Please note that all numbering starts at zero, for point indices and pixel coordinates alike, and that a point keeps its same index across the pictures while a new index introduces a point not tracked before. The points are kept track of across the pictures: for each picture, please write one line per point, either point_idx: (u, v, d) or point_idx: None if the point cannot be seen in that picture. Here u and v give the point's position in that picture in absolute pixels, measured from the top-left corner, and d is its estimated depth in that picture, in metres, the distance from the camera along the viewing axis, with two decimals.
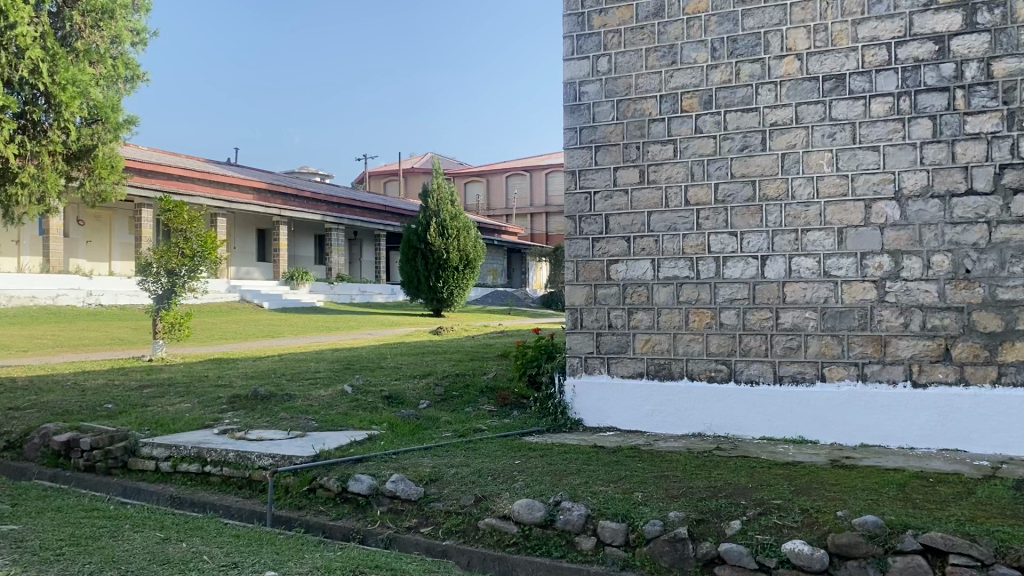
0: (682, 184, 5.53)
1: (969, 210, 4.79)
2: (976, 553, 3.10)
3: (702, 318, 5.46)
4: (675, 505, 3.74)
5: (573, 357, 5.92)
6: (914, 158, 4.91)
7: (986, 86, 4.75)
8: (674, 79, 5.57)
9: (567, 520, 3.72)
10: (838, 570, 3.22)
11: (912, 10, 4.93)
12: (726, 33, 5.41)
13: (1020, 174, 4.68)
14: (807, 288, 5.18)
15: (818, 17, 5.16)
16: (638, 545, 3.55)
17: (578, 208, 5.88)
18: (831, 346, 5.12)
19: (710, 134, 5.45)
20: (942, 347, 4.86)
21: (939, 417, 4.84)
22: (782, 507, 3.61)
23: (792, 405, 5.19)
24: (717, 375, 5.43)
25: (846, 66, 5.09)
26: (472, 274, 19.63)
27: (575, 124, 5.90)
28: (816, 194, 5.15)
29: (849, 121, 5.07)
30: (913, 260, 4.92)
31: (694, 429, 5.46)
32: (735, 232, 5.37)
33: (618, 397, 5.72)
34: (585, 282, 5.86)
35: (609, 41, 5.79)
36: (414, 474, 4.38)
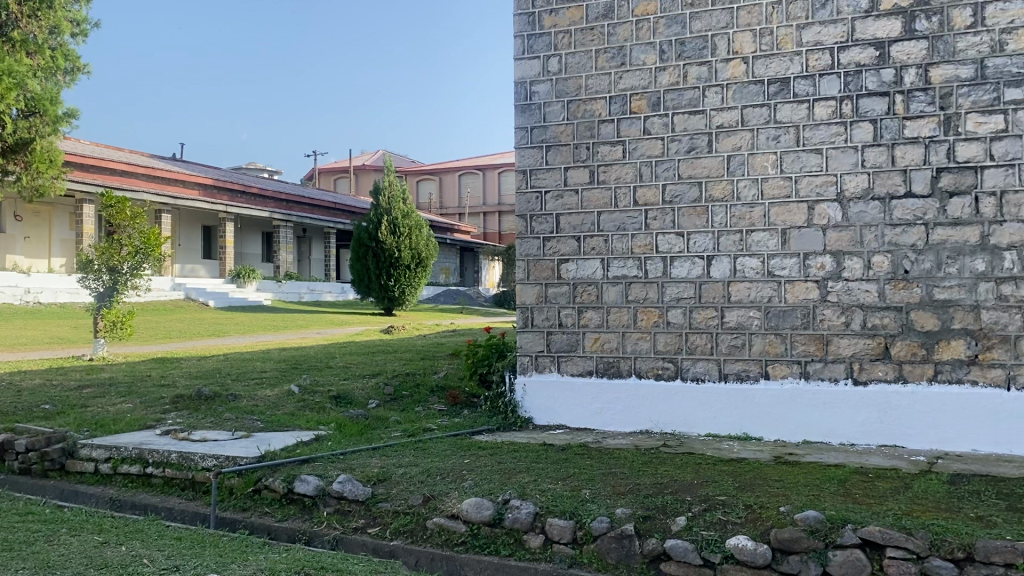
0: (631, 184, 5.58)
1: (907, 212, 4.92)
2: (912, 547, 3.19)
3: (650, 317, 5.52)
4: (622, 502, 3.78)
5: (523, 356, 5.94)
6: (856, 160, 5.03)
7: (924, 92, 4.89)
8: (624, 81, 5.61)
9: (516, 519, 3.73)
10: (780, 565, 3.29)
11: (854, 16, 5.04)
12: (674, 35, 5.48)
13: (956, 178, 4.82)
14: (751, 288, 5.27)
15: (764, 22, 5.24)
16: (585, 543, 3.58)
17: (529, 207, 5.89)
18: (775, 344, 5.22)
19: (659, 136, 5.51)
20: (881, 346, 4.98)
21: (878, 414, 4.97)
22: (726, 504, 3.67)
23: (737, 402, 5.28)
24: (664, 373, 5.49)
25: (791, 70, 5.18)
26: (424, 274, 19.55)
27: (526, 124, 5.91)
28: (761, 195, 5.24)
29: (793, 123, 5.17)
30: (854, 260, 5.04)
31: (642, 427, 5.52)
32: (682, 233, 5.43)
33: (567, 395, 5.76)
34: (535, 282, 5.87)
35: (559, 41, 5.81)
36: (362, 474, 4.35)
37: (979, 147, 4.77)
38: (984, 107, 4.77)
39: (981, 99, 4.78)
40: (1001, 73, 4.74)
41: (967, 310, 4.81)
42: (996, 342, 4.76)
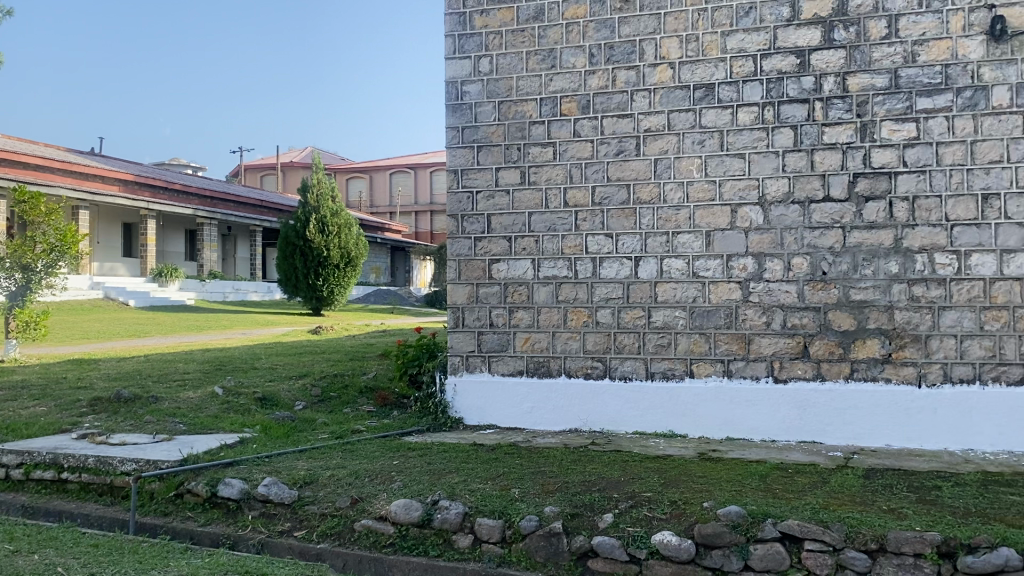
0: (561, 185, 5.63)
1: (825, 216, 5.09)
2: (828, 539, 3.31)
3: (580, 317, 5.58)
4: (550, 501, 3.81)
5: (453, 356, 5.91)
6: (778, 165, 5.17)
7: (842, 100, 5.06)
8: (554, 83, 5.66)
9: (444, 519, 3.73)
10: (704, 559, 3.38)
11: (776, 24, 5.19)
12: (603, 39, 5.54)
13: (871, 183, 5.01)
14: (677, 288, 5.38)
15: (690, 28, 5.35)
16: (514, 541, 3.60)
17: (460, 207, 5.88)
18: (699, 343, 5.33)
19: (588, 138, 5.57)
20: (801, 345, 5.14)
21: (797, 411, 5.12)
22: (652, 500, 3.74)
23: (664, 400, 5.37)
24: (593, 372, 5.56)
25: (716, 76, 5.30)
26: (354, 273, 19.37)
27: (456, 124, 5.89)
28: (687, 198, 5.35)
29: (718, 128, 5.29)
30: (775, 261, 5.19)
31: (571, 426, 5.58)
32: (611, 234, 5.51)
33: (497, 394, 5.77)
34: (466, 282, 5.86)
35: (490, 41, 5.81)
36: (288, 477, 4.28)
37: (894, 153, 4.97)
38: (897, 115, 4.97)
39: (895, 108, 4.97)
40: (913, 83, 4.95)
41: (881, 310, 5.00)
42: (908, 341, 4.96)
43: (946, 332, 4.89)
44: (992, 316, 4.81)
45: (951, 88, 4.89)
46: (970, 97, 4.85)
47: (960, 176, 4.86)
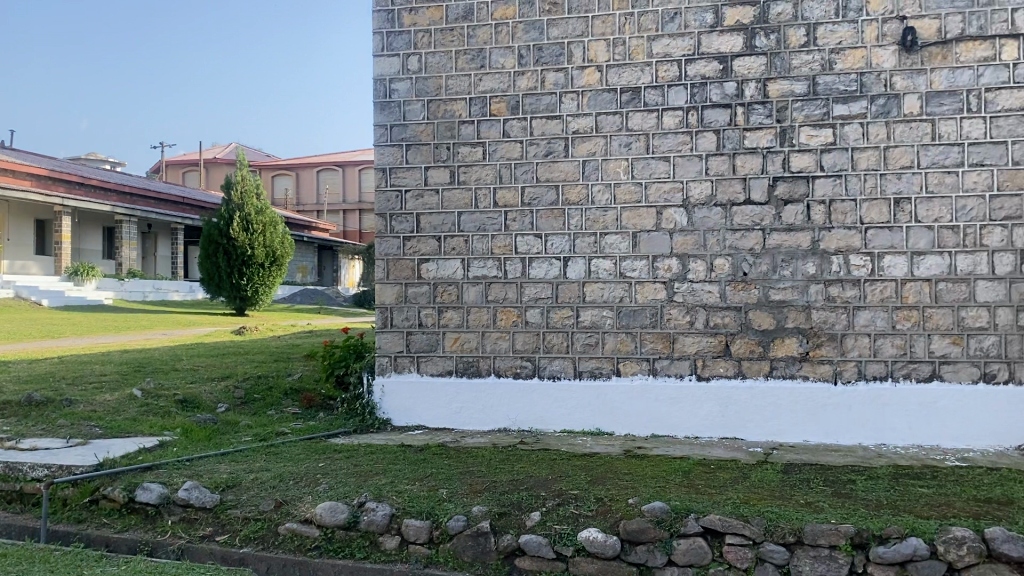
0: (491, 186, 5.64)
1: (746, 218, 5.23)
2: (748, 533, 3.40)
3: (509, 317, 5.60)
4: (478, 500, 3.81)
5: (381, 357, 5.86)
6: (701, 168, 5.29)
7: (763, 105, 5.20)
8: (483, 83, 5.66)
9: (371, 521, 3.70)
10: (629, 555, 3.45)
11: (700, 30, 5.30)
12: (532, 40, 5.57)
13: (790, 187, 5.16)
14: (604, 288, 5.45)
15: (618, 31, 5.43)
16: (441, 541, 3.60)
17: (388, 206, 5.82)
18: (626, 342, 5.41)
19: (517, 139, 5.59)
20: (723, 343, 5.26)
21: (720, 408, 5.25)
22: (578, 497, 3.78)
23: (591, 399, 5.44)
24: (522, 372, 5.59)
25: (642, 79, 5.39)
26: (279, 272, 19.03)
27: (384, 121, 5.83)
28: (614, 200, 5.42)
29: (644, 131, 5.38)
30: (698, 262, 5.30)
31: (499, 425, 5.60)
32: (541, 234, 5.55)
33: (426, 395, 5.75)
34: (395, 281, 5.81)
35: (418, 40, 5.77)
36: (209, 481, 4.18)
37: (811, 158, 5.13)
38: (815, 121, 5.13)
39: (813, 114, 5.14)
40: (830, 90, 5.12)
41: (799, 310, 5.16)
42: (825, 340, 5.13)
43: (860, 331, 5.08)
44: (903, 316, 5.02)
45: (865, 96, 5.07)
46: (883, 104, 5.05)
47: (874, 181, 5.05)
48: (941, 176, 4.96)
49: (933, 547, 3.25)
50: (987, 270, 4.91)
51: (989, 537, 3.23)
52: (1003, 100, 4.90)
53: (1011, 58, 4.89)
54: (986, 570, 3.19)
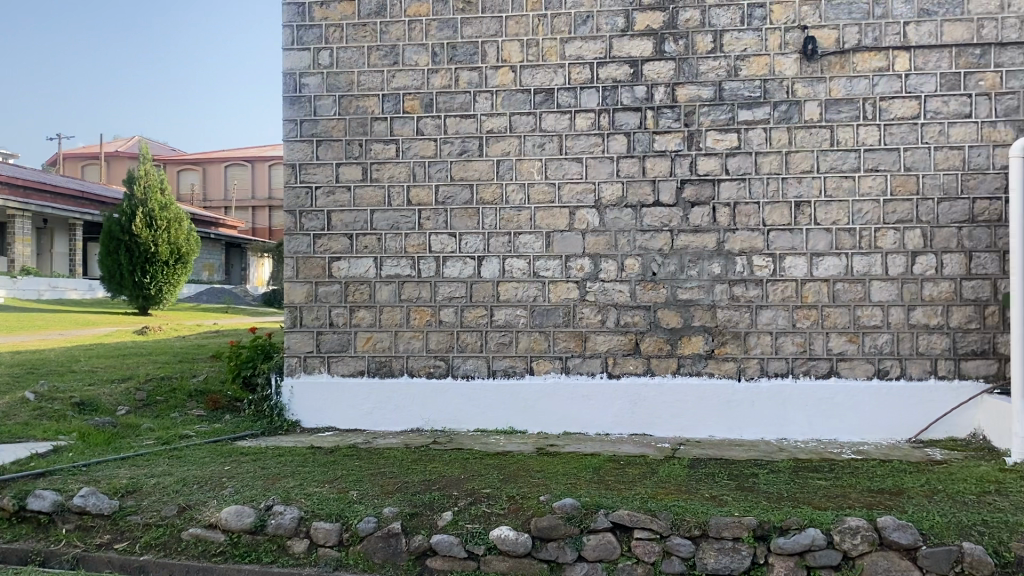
0: (404, 183, 5.59)
1: (656, 219, 5.34)
2: (656, 527, 3.48)
3: (422, 316, 5.57)
4: (389, 501, 3.78)
5: (290, 358, 5.73)
6: (612, 169, 5.37)
7: (671, 109, 5.32)
8: (396, 80, 5.61)
9: (279, 525, 3.63)
10: (539, 552, 3.49)
11: (612, 34, 5.39)
12: (446, 38, 5.55)
13: (697, 190, 5.30)
14: (518, 288, 5.48)
15: (531, 32, 5.46)
16: (351, 543, 3.56)
17: (297, 202, 5.71)
18: (539, 341, 5.46)
19: (431, 137, 5.57)
20: (633, 342, 5.37)
21: (630, 405, 5.36)
22: (490, 496, 3.80)
23: (504, 397, 5.47)
24: (435, 371, 5.57)
25: (555, 81, 5.44)
26: (184, 271, 18.40)
27: (294, 117, 5.71)
28: (528, 200, 5.46)
29: (557, 132, 5.44)
30: (609, 262, 5.38)
31: (412, 425, 5.57)
32: (454, 233, 5.54)
33: (337, 396, 5.66)
34: (304, 280, 5.70)
35: (330, 34, 5.68)
36: (108, 487, 4.02)
37: (717, 162, 5.28)
38: (721, 126, 5.28)
39: (719, 119, 5.28)
40: (736, 95, 5.27)
41: (705, 309, 5.30)
42: (729, 338, 5.28)
43: (763, 329, 5.25)
44: (803, 315, 5.21)
45: (769, 102, 5.24)
46: (785, 111, 5.23)
47: (776, 184, 5.23)
48: (838, 180, 5.18)
49: (829, 537, 3.39)
50: (880, 271, 5.14)
51: (881, 526, 3.38)
52: (896, 109, 5.13)
53: (904, 68, 5.12)
54: (877, 557, 3.34)
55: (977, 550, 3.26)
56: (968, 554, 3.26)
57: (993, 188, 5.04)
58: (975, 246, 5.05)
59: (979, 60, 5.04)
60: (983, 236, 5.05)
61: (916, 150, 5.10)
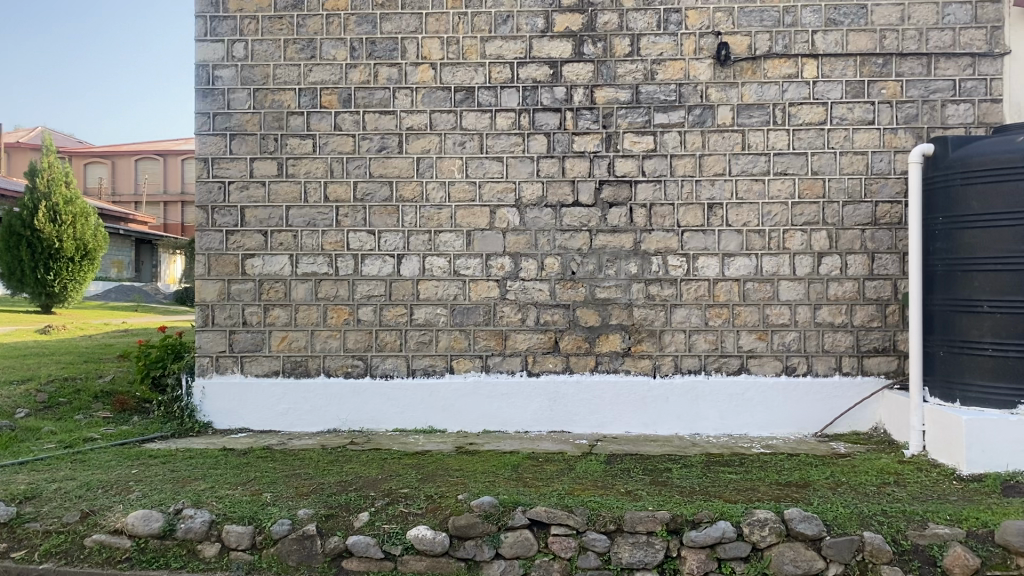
0: (321, 179, 5.51)
1: (575, 219, 5.39)
2: (572, 523, 3.52)
3: (340, 315, 5.50)
4: (304, 503, 3.72)
5: (202, 357, 5.57)
6: (532, 169, 5.41)
7: (590, 111, 5.39)
8: (313, 74, 5.51)
9: (189, 529, 3.53)
10: (457, 551, 3.49)
11: (532, 34, 5.42)
12: (365, 34, 5.49)
13: (615, 190, 5.38)
14: (438, 286, 5.46)
15: (451, 30, 5.44)
16: (265, 546, 3.50)
17: (210, 198, 5.56)
18: (459, 339, 5.45)
19: (349, 133, 5.50)
20: (552, 340, 5.41)
21: (548, 403, 5.41)
22: (408, 495, 3.77)
23: (423, 396, 5.45)
24: (353, 371, 5.50)
25: (475, 79, 5.44)
26: (91, 267, 17.70)
27: (207, 109, 5.56)
28: (448, 198, 5.45)
29: (477, 131, 5.44)
30: (529, 261, 5.41)
31: (329, 426, 5.49)
32: (373, 231, 5.48)
33: (251, 396, 5.53)
34: (217, 277, 5.55)
35: (245, 26, 5.54)
36: (4, 493, 3.83)
37: (634, 164, 5.37)
38: (638, 128, 5.37)
39: (636, 121, 5.37)
40: (652, 99, 5.37)
41: (622, 308, 5.38)
42: (645, 336, 5.38)
43: (677, 328, 5.36)
44: (715, 313, 5.35)
45: (683, 106, 5.36)
46: (699, 115, 5.35)
47: (690, 186, 5.35)
48: (749, 183, 5.33)
49: (739, 529, 3.48)
50: (789, 271, 5.31)
51: (788, 518, 3.49)
52: (804, 114, 5.31)
53: (811, 76, 5.30)
54: (784, 548, 3.44)
55: (877, 539, 3.40)
56: (868, 543, 3.39)
57: (894, 193, 5.26)
58: (877, 247, 5.27)
59: (881, 69, 5.26)
60: (884, 238, 5.27)
61: (822, 155, 5.29)
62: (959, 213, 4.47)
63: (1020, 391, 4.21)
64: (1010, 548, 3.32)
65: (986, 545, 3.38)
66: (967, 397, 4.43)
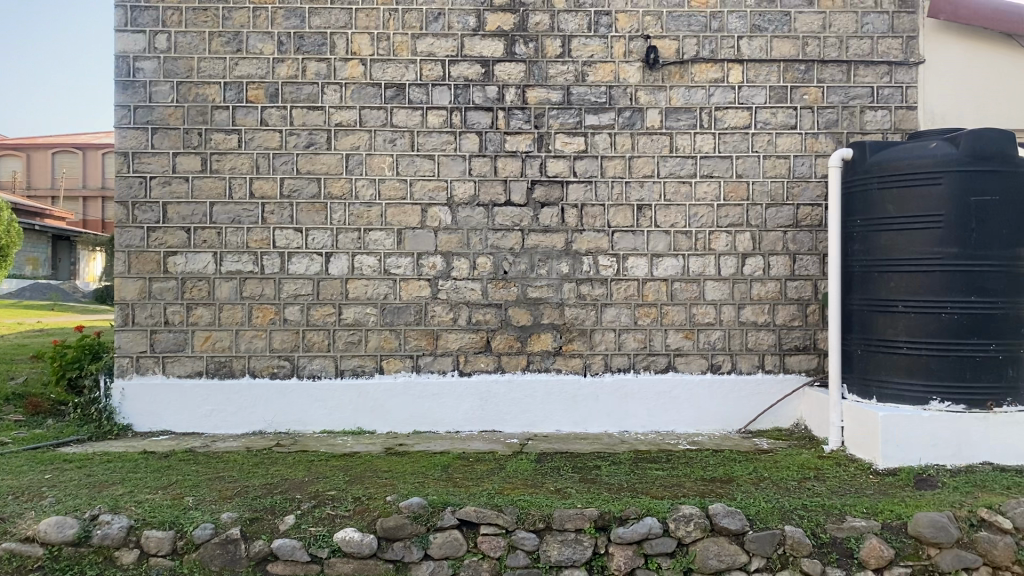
0: (247, 175, 5.39)
1: (507, 219, 5.40)
2: (501, 522, 3.52)
3: (266, 314, 5.39)
4: (228, 506, 3.63)
5: (121, 358, 5.40)
6: (464, 168, 5.39)
7: (522, 111, 5.40)
8: (239, 68, 5.39)
9: (106, 535, 3.43)
10: (385, 552, 3.47)
11: (463, 33, 5.40)
12: (293, 28, 5.39)
13: (546, 190, 5.40)
14: (368, 285, 5.40)
15: (381, 26, 5.39)
16: (186, 552, 3.42)
17: (130, 193, 5.38)
18: (389, 339, 5.40)
19: (276, 128, 5.39)
20: (484, 339, 5.41)
21: (479, 402, 5.40)
22: (335, 497, 3.71)
23: (352, 397, 5.38)
24: (279, 371, 5.40)
25: (406, 76, 5.40)
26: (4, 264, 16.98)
27: (127, 102, 5.39)
28: (378, 195, 5.39)
29: (408, 129, 5.40)
30: (461, 261, 5.40)
31: (254, 428, 5.38)
32: (300, 228, 5.40)
33: (173, 398, 5.38)
34: (137, 275, 5.38)
35: (167, 17, 5.38)
36: None
37: (565, 164, 5.40)
38: (569, 129, 5.41)
39: (567, 122, 5.41)
40: (582, 100, 5.42)
41: (553, 307, 5.41)
42: (576, 335, 5.42)
43: (608, 327, 5.42)
44: (644, 313, 5.42)
45: (613, 108, 5.42)
46: (628, 117, 5.42)
47: (620, 187, 5.41)
48: (677, 185, 5.41)
49: (665, 525, 3.53)
50: (714, 271, 5.42)
51: (712, 513, 3.55)
52: (729, 118, 5.42)
53: (737, 80, 5.41)
54: (709, 543, 3.51)
55: (798, 533, 3.49)
56: (789, 536, 3.49)
57: (815, 196, 5.41)
58: (798, 249, 5.42)
59: (804, 75, 5.40)
60: (805, 240, 5.42)
61: (747, 158, 5.41)
62: (875, 216, 4.62)
63: (933, 387, 4.38)
64: (922, 539, 3.49)
65: (900, 537, 3.52)
66: (883, 394, 4.59)
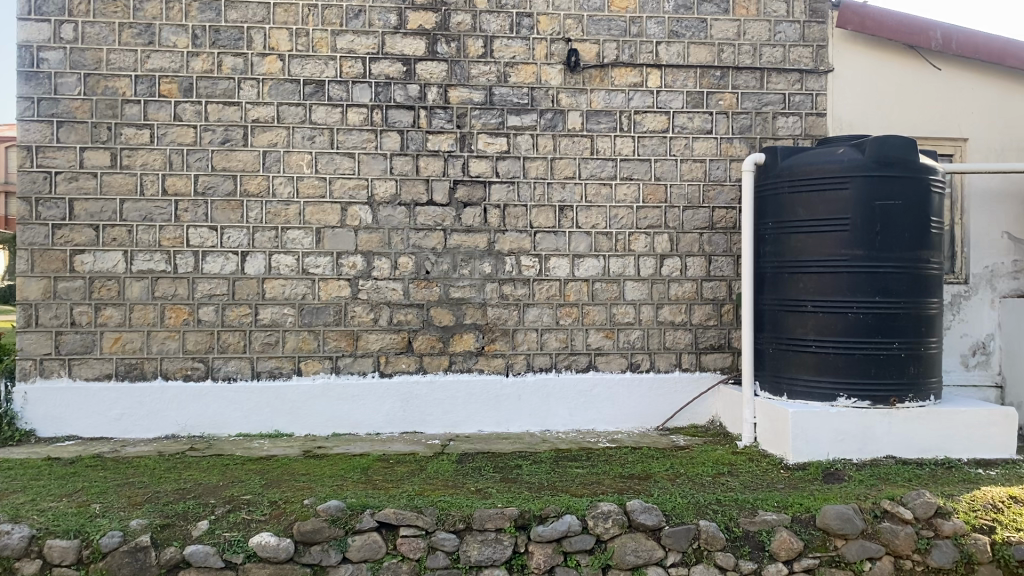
0: (159, 171, 5.23)
1: (429, 218, 5.38)
2: (422, 523, 3.51)
3: (179, 315, 5.24)
4: (137, 513, 3.52)
5: (23, 361, 5.17)
6: (385, 167, 5.35)
7: (443, 110, 5.39)
8: (151, 61, 5.23)
9: (6, 546, 3.29)
10: (303, 556, 3.42)
11: (384, 30, 5.36)
12: (207, 21, 5.26)
13: (469, 190, 5.40)
14: (286, 285, 5.31)
15: (300, 22, 5.30)
16: (93, 561, 3.30)
17: (34, 188, 5.16)
18: (308, 341, 5.32)
19: (189, 124, 5.25)
20: (405, 339, 5.38)
21: (400, 403, 5.36)
22: (251, 502, 3.63)
23: (269, 399, 5.28)
24: (193, 374, 5.26)
25: (325, 73, 5.32)
26: None
27: (30, 94, 5.16)
28: (296, 193, 5.31)
29: (327, 125, 5.32)
30: (382, 260, 5.36)
31: (167, 432, 5.23)
32: (215, 226, 5.26)
33: (80, 402, 5.18)
34: (41, 275, 5.16)
35: (74, 7, 5.18)
36: None
37: (487, 164, 5.41)
38: (491, 129, 5.42)
39: (489, 122, 5.42)
40: (505, 101, 5.43)
41: (475, 307, 5.42)
42: (498, 335, 5.43)
43: (529, 326, 5.45)
44: (565, 313, 5.48)
45: (535, 109, 5.45)
46: (550, 119, 5.46)
47: (542, 189, 5.45)
48: (598, 187, 5.48)
49: (584, 522, 3.57)
50: (633, 271, 5.51)
51: (630, 509, 3.61)
52: (648, 122, 5.52)
53: (655, 85, 5.52)
54: (627, 539, 3.57)
55: (712, 527, 3.58)
56: (704, 531, 3.57)
57: (729, 199, 5.56)
58: (713, 251, 5.55)
59: (719, 81, 5.54)
60: (720, 242, 5.56)
61: (665, 161, 5.52)
62: (786, 219, 4.77)
63: (840, 384, 4.55)
64: (830, 531, 3.62)
65: (808, 529, 3.64)
66: (794, 391, 4.74)
